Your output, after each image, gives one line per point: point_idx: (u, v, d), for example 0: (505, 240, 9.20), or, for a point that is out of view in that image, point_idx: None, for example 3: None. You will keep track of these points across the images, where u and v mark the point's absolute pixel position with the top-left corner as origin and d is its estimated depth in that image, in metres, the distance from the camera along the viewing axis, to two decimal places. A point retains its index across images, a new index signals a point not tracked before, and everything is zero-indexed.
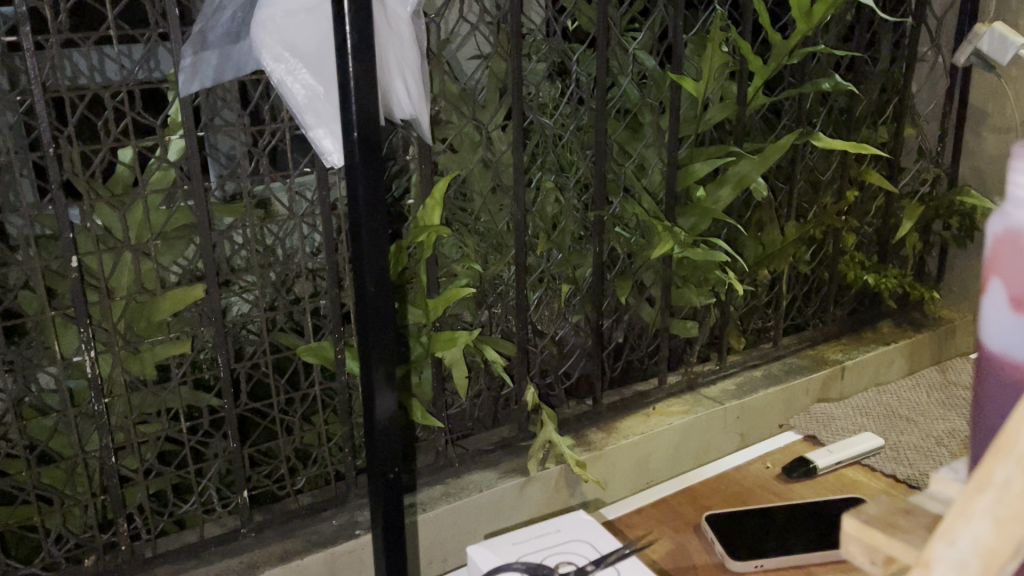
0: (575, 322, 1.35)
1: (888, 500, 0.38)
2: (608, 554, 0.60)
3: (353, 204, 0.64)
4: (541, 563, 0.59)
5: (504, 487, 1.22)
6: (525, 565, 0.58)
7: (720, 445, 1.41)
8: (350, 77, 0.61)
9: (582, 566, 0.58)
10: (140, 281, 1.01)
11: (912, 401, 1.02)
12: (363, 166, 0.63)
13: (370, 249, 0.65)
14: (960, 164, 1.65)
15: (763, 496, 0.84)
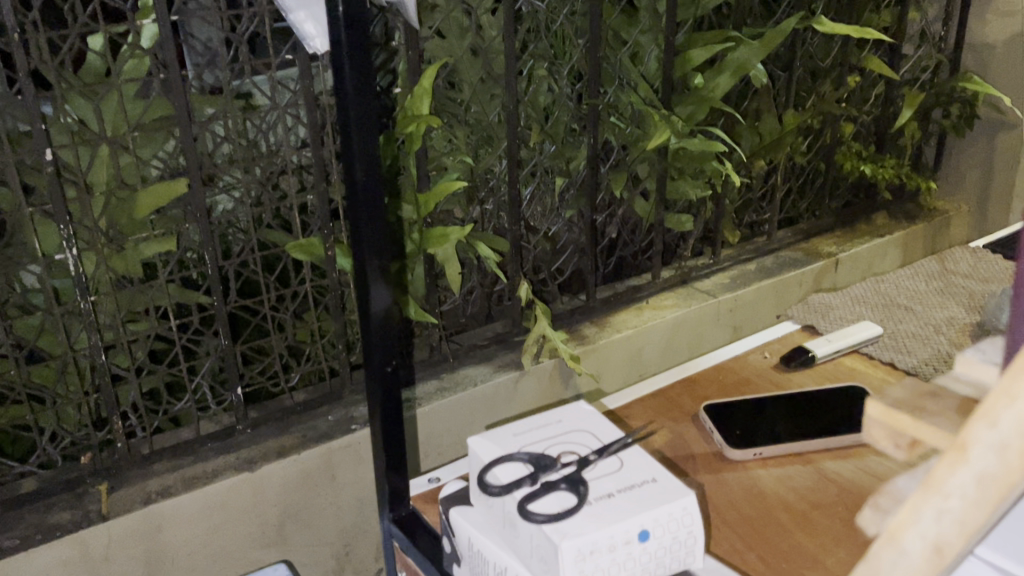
0: (569, 218, 1.32)
1: (916, 384, 0.37)
2: (612, 444, 0.59)
3: (341, 88, 0.61)
4: (544, 453, 0.58)
5: (498, 381, 1.22)
6: (529, 454, 0.58)
7: (712, 338, 1.42)
8: None
9: (585, 456, 0.58)
10: (119, 176, 0.97)
11: (910, 290, 1.01)
12: (349, 46, 0.59)
13: (361, 134, 0.62)
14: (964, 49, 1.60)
15: (762, 386, 0.84)
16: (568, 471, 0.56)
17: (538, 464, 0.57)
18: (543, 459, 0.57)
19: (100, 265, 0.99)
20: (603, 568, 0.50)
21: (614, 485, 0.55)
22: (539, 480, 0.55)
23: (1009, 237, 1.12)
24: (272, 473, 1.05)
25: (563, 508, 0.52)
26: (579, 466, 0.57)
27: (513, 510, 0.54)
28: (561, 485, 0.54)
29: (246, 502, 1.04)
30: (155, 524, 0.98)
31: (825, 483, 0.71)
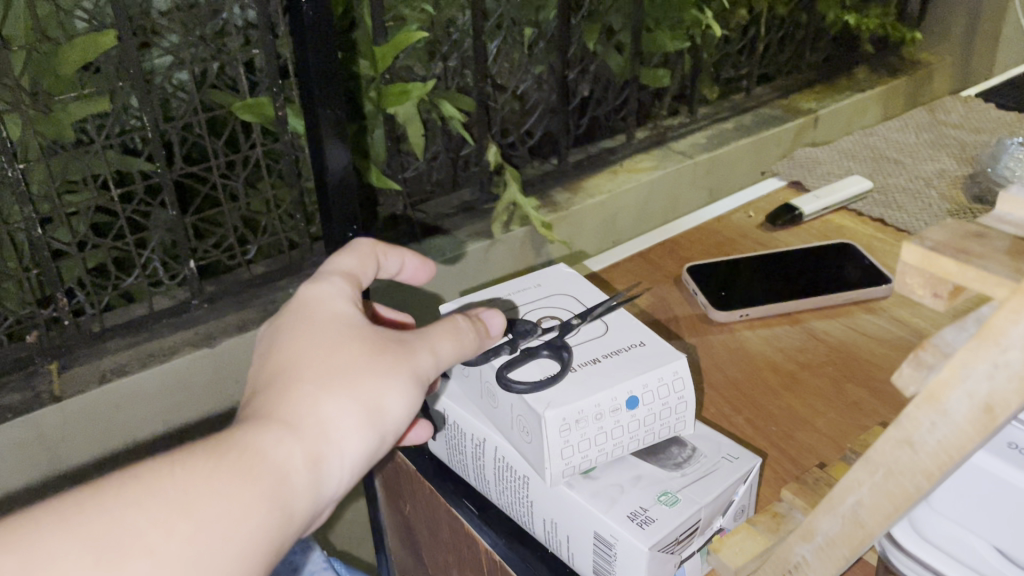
0: (538, 74, 1.24)
1: (951, 223, 0.30)
2: (594, 307, 0.55)
3: None
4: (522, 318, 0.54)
5: (467, 251, 1.16)
6: (508, 319, 0.53)
7: (688, 202, 1.36)
8: None
9: (567, 321, 0.53)
10: (39, 27, 0.88)
11: (901, 141, 0.96)
12: None
13: None
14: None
15: (748, 247, 0.80)
16: (549, 339, 0.52)
17: (517, 332, 0.52)
18: (521, 325, 0.53)
19: (27, 130, 0.90)
20: (589, 437, 0.47)
21: (599, 350, 0.50)
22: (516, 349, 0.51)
23: (1003, 87, 1.07)
24: (234, 348, 1.00)
25: (545, 375, 0.48)
26: (562, 334, 0.52)
27: (491, 379, 0.50)
28: (542, 353, 0.50)
29: (207, 378, 1.00)
30: (112, 404, 0.94)
31: (814, 342, 0.67)
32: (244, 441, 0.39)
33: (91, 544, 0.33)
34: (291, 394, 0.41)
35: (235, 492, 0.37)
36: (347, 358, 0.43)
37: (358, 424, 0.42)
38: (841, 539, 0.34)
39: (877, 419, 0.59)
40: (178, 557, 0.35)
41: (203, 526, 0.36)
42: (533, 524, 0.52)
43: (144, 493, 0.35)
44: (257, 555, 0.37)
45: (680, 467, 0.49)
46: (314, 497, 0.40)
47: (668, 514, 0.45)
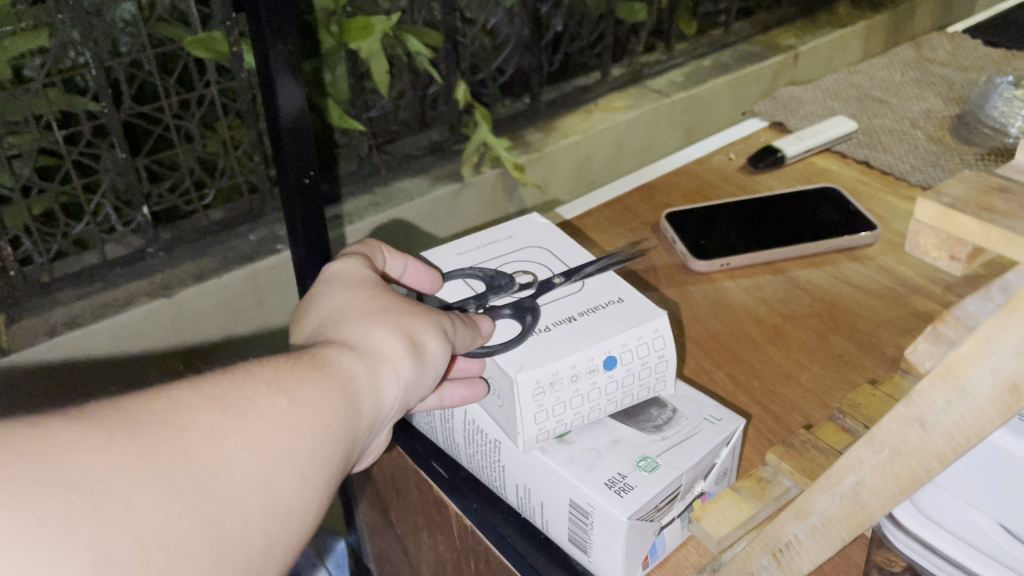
0: (509, 8, 1.18)
1: (972, 174, 0.27)
2: (585, 267, 0.50)
3: None
4: (500, 270, 0.50)
5: (436, 194, 1.12)
6: (487, 271, 0.50)
7: (665, 142, 1.31)
8: None
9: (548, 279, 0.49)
10: None
11: (886, 79, 0.92)
12: None
13: None
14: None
15: (727, 190, 0.77)
16: (520, 299, 0.48)
17: (490, 286, 0.49)
18: (497, 280, 0.49)
19: None
20: (564, 400, 0.44)
21: (575, 308, 0.47)
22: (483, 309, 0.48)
23: (989, 22, 1.03)
24: (192, 299, 0.96)
25: (501, 339, 0.46)
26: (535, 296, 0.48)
27: None
28: (504, 313, 0.47)
29: (165, 330, 0.96)
30: (64, 357, 0.90)
31: (798, 293, 0.65)
32: (312, 350, 0.36)
33: (203, 402, 0.30)
34: (343, 325, 0.39)
35: (322, 381, 0.34)
36: (401, 299, 0.42)
37: (415, 350, 0.40)
38: (839, 519, 0.32)
39: (864, 374, 0.57)
40: (284, 426, 0.31)
41: (299, 403, 0.32)
42: (506, 490, 0.49)
43: (243, 371, 0.32)
44: (344, 449, 0.34)
45: (660, 430, 0.46)
46: (381, 413, 0.37)
47: (649, 481, 0.43)
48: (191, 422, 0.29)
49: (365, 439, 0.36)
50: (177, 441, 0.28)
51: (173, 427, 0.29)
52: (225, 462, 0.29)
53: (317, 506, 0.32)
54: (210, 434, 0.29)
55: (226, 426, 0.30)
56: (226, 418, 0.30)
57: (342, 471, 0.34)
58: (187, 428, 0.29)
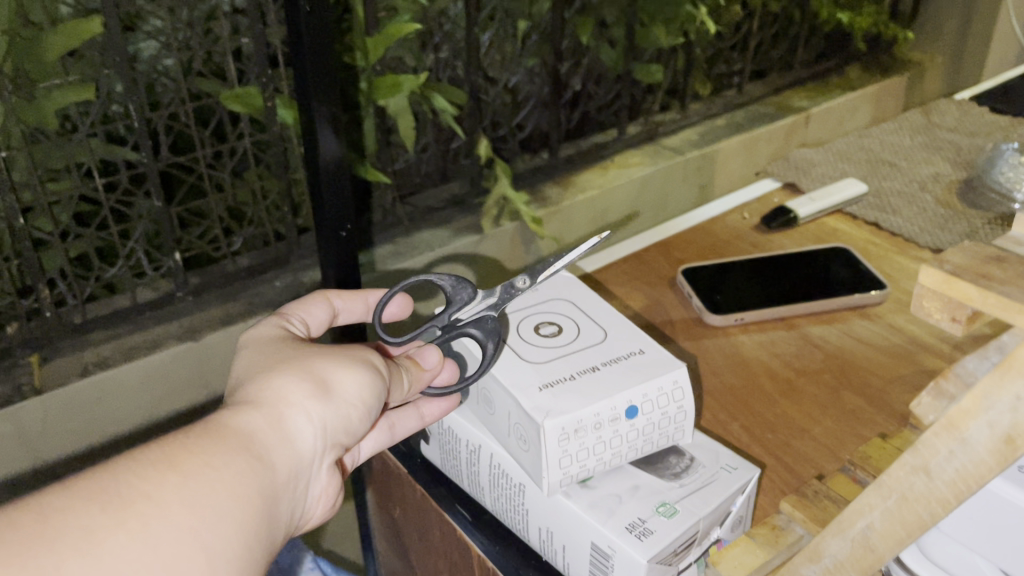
0: (530, 67, 1.22)
1: (972, 245, 0.30)
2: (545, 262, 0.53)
3: None
4: (461, 276, 0.55)
5: (456, 245, 1.16)
6: (447, 282, 0.54)
7: (679, 199, 1.35)
8: None
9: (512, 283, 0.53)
10: (21, 11, 0.86)
11: (895, 144, 0.95)
12: None
13: None
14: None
15: (742, 248, 0.80)
16: (483, 316, 0.51)
17: (451, 300, 0.55)
18: (459, 293, 0.55)
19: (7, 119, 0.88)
20: (587, 447, 0.46)
21: (598, 358, 0.50)
22: (452, 329, 0.54)
23: (997, 90, 1.06)
24: (218, 343, 0.99)
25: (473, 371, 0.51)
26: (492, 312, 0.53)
27: (487, 385, 0.50)
28: (469, 332, 0.51)
29: (191, 373, 0.99)
30: (93, 399, 0.92)
31: (810, 348, 0.67)
32: (212, 421, 0.40)
33: (84, 501, 0.33)
34: (245, 386, 0.43)
35: (216, 450, 0.38)
36: (296, 354, 0.46)
37: (319, 392, 0.44)
38: (850, 560, 0.35)
39: (875, 428, 0.59)
40: (179, 501, 0.34)
41: (192, 477, 0.36)
42: (529, 533, 0.51)
43: (129, 459, 0.35)
44: (255, 502, 0.38)
45: (678, 477, 0.49)
46: (294, 458, 0.41)
47: (667, 525, 0.45)
48: (69, 526, 0.32)
49: (287, 489, 0.40)
50: (58, 548, 0.31)
51: (54, 536, 0.31)
52: (116, 555, 0.32)
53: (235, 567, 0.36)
54: (93, 530, 0.32)
55: (111, 519, 0.33)
56: (112, 512, 0.33)
57: (259, 530, 0.37)
58: (68, 530, 0.32)
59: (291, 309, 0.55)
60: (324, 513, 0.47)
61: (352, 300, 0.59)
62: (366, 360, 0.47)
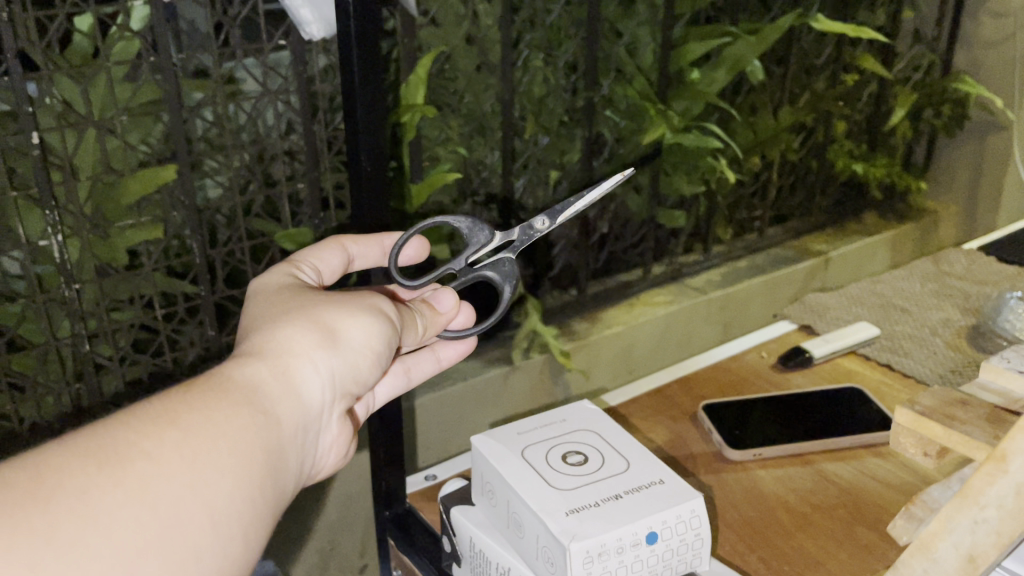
0: (561, 211, 1.30)
1: (943, 392, 0.46)
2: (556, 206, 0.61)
3: (348, 81, 0.61)
4: (478, 218, 0.63)
5: (489, 374, 1.22)
6: (466, 226, 0.62)
7: (702, 337, 1.39)
8: None
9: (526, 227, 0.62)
10: (106, 160, 0.97)
11: (906, 290, 1.01)
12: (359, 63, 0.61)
13: (367, 128, 0.63)
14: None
15: (761, 386, 0.85)
16: (500, 258, 0.63)
17: (470, 240, 0.63)
18: (475, 236, 0.63)
19: (84, 253, 0.99)
20: (610, 570, 0.50)
21: (621, 487, 0.54)
22: (473, 268, 0.64)
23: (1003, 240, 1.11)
24: None
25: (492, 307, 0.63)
26: (509, 252, 0.63)
27: (517, 510, 0.54)
28: (489, 273, 0.63)
29: None
30: None
31: (825, 483, 0.70)
32: (219, 373, 0.43)
33: (81, 459, 0.35)
34: (247, 339, 0.46)
35: (213, 405, 0.40)
36: (297, 305, 0.49)
37: (317, 344, 0.47)
38: None
39: (886, 563, 0.62)
40: (175, 456, 0.37)
41: (189, 431, 0.38)
42: None
43: (126, 417, 0.38)
44: (255, 450, 0.40)
45: None
46: (295, 411, 0.44)
47: None
48: (67, 482, 0.34)
49: (291, 438, 0.44)
50: (55, 507, 0.33)
51: (48, 495, 0.33)
52: (115, 508, 0.34)
53: (234, 515, 0.38)
54: (89, 489, 0.34)
55: (108, 477, 0.35)
56: (110, 470, 0.35)
57: (259, 482, 0.40)
58: (64, 489, 0.34)
59: (304, 257, 0.60)
60: (322, 455, 0.50)
61: (367, 246, 0.64)
62: (364, 309, 0.50)
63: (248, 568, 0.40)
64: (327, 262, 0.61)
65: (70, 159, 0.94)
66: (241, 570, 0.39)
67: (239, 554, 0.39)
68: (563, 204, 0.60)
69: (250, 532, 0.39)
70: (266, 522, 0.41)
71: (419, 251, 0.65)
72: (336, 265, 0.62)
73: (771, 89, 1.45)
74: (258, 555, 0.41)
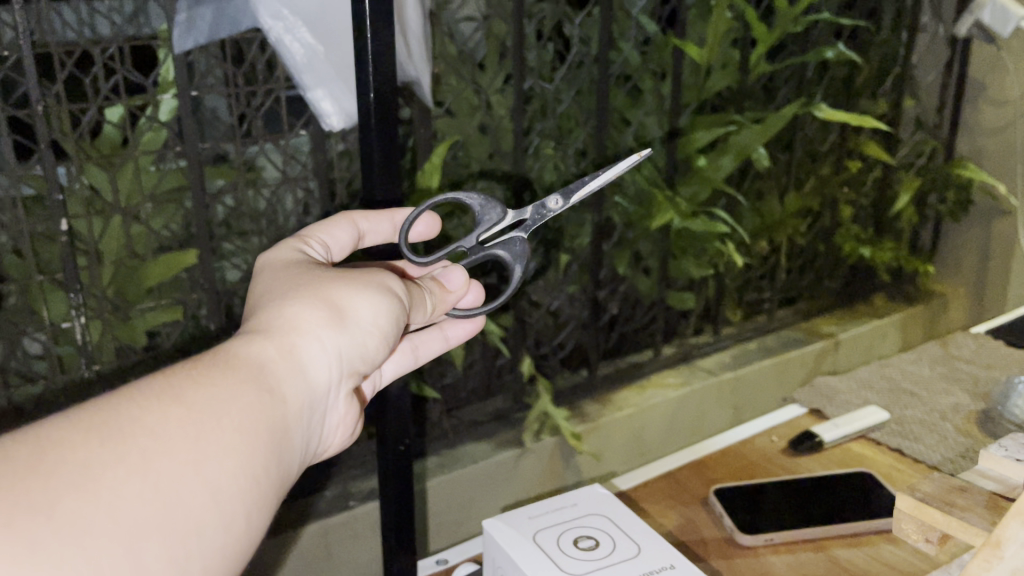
0: (571, 293, 1.32)
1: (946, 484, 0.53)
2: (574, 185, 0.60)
3: (368, 167, 0.65)
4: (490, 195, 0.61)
5: (498, 458, 1.22)
6: (477, 203, 0.61)
7: (715, 421, 1.38)
8: (367, 46, 0.61)
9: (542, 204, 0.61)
10: (129, 246, 1.00)
11: (915, 375, 1.02)
12: (379, 146, 0.64)
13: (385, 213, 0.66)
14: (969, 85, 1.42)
15: (771, 471, 0.85)
16: (512, 237, 0.61)
17: (481, 218, 0.61)
18: (487, 213, 0.61)
19: (104, 334, 1.02)
20: None
21: None
22: (484, 247, 0.62)
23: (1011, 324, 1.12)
24: (265, 547, 1.06)
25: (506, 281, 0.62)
26: (521, 232, 0.61)
27: None
28: (500, 252, 0.61)
29: None
30: None
31: (836, 569, 0.70)
32: (227, 348, 0.39)
33: (73, 438, 0.31)
34: (256, 315, 0.43)
35: (221, 381, 0.37)
36: (307, 278, 0.46)
37: (332, 320, 0.44)
38: None
39: None
40: (179, 435, 0.33)
41: (193, 408, 0.35)
42: None
43: (124, 393, 0.34)
44: (266, 428, 0.37)
45: None
46: (307, 390, 0.41)
47: None
48: (59, 464, 0.30)
49: (302, 418, 0.40)
50: (46, 487, 0.29)
51: (37, 481, 0.29)
52: (112, 492, 0.31)
53: (245, 497, 0.35)
54: (84, 472, 0.30)
55: (108, 456, 0.31)
56: (106, 450, 0.31)
57: (268, 464, 0.37)
58: (55, 472, 0.30)
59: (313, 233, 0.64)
60: (332, 436, 0.47)
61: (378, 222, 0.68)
62: (378, 285, 0.47)
63: (254, 558, 0.37)
64: (337, 236, 0.65)
65: (96, 244, 0.99)
66: (246, 560, 0.36)
67: (245, 541, 0.35)
68: (579, 181, 0.58)
69: (259, 518, 0.36)
70: (275, 506, 0.38)
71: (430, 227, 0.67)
72: (346, 240, 0.66)
73: (779, 174, 1.46)
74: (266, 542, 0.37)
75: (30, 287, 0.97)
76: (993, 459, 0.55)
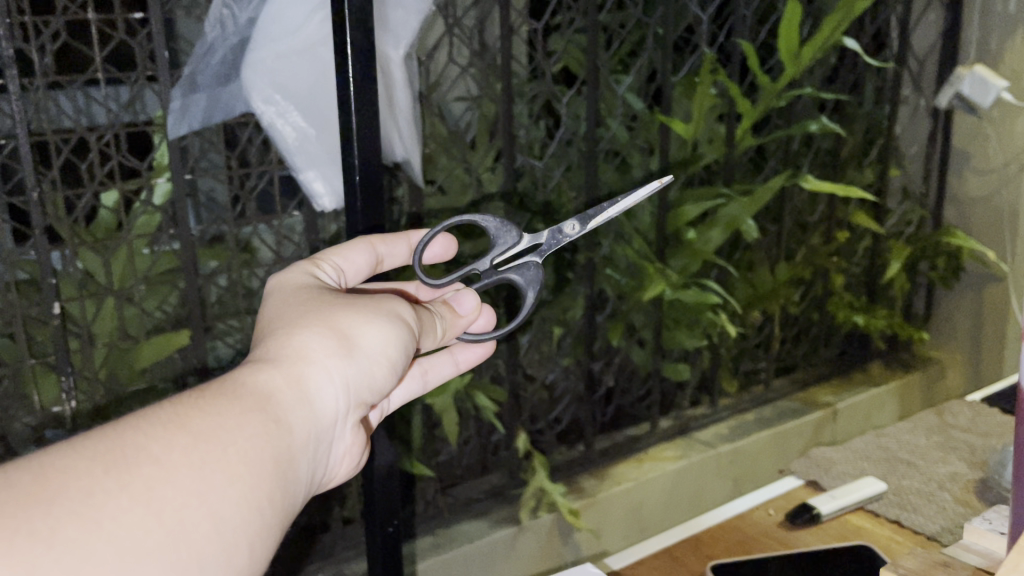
0: (566, 365, 1.31)
1: (922, 560, 0.57)
2: (591, 211, 0.66)
3: (352, 231, 0.68)
4: (509, 222, 0.66)
5: (494, 537, 1.20)
6: (494, 225, 0.66)
7: (714, 493, 1.36)
8: (352, 129, 0.62)
9: (559, 230, 0.66)
10: (123, 327, 1.01)
11: (912, 444, 1.01)
12: (363, 210, 0.66)
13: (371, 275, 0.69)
14: (950, 156, 1.54)
15: (769, 546, 0.86)
16: (528, 262, 0.67)
17: (497, 238, 0.67)
18: (503, 237, 0.67)
19: (95, 417, 1.02)
20: None
21: None
22: (498, 270, 0.67)
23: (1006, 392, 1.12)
24: None
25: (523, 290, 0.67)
26: (534, 257, 0.67)
27: None
28: (515, 275, 0.67)
29: None
30: None
31: None
32: (236, 377, 0.43)
33: (86, 462, 0.35)
34: (265, 344, 0.47)
35: (225, 412, 0.40)
36: (313, 308, 0.50)
37: (331, 352, 0.47)
38: None
39: None
40: (184, 461, 0.37)
41: (199, 434, 0.38)
42: None
43: (135, 421, 0.38)
44: (267, 455, 0.40)
45: None
46: (310, 418, 0.44)
47: None
48: (74, 483, 0.34)
49: (304, 445, 0.44)
50: (55, 509, 0.33)
51: (51, 498, 0.33)
52: (118, 510, 0.34)
53: (245, 523, 0.38)
54: (94, 491, 0.34)
55: (114, 480, 0.35)
56: (117, 474, 0.35)
57: (269, 490, 0.40)
58: (66, 492, 0.33)
59: (329, 254, 0.61)
60: (335, 463, 0.50)
61: (395, 245, 0.65)
62: (384, 315, 0.51)
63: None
64: (350, 260, 0.62)
65: (90, 326, 1.00)
66: None
67: (245, 564, 0.38)
68: (597, 210, 0.64)
69: (258, 540, 0.39)
70: (277, 532, 0.41)
71: (443, 249, 0.68)
72: (363, 263, 0.63)
73: (767, 246, 1.47)
74: (267, 564, 0.40)
75: (21, 370, 0.97)
76: (976, 533, 0.60)
